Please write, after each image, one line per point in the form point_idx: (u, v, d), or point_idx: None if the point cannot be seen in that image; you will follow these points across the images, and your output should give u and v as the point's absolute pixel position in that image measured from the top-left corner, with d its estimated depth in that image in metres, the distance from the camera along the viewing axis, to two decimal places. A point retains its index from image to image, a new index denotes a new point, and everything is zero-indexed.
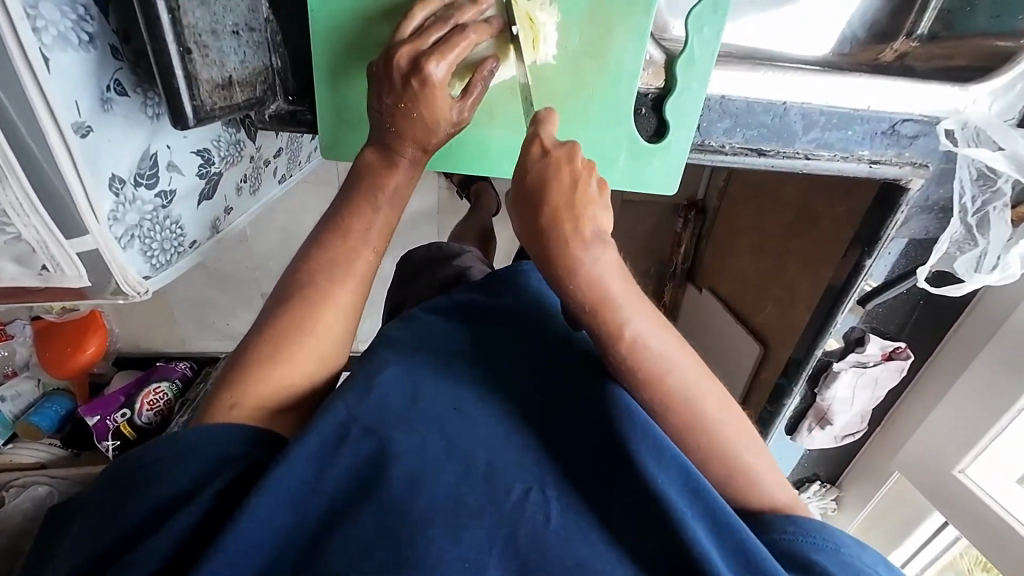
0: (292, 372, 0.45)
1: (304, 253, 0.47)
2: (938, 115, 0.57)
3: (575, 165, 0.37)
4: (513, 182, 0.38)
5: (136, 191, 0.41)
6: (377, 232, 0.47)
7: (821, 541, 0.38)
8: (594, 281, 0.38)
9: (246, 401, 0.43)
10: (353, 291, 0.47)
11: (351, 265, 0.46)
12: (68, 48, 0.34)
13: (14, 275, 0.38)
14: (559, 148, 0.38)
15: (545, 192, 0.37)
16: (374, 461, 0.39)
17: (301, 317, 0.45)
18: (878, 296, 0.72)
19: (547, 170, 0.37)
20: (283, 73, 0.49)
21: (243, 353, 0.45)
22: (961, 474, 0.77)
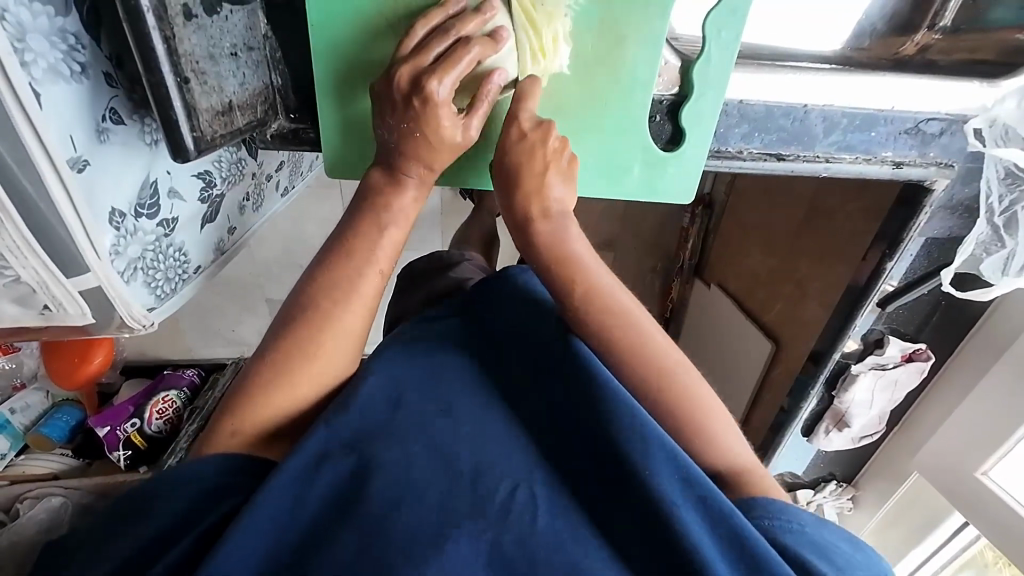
0: (295, 396, 0.44)
1: (308, 275, 0.45)
2: (965, 113, 0.55)
3: (548, 148, 0.45)
4: (495, 173, 0.46)
5: (137, 222, 0.40)
6: (384, 253, 0.45)
7: (787, 522, 0.40)
8: (559, 259, 0.45)
9: (247, 428, 0.43)
10: (359, 313, 0.45)
11: (354, 287, 0.45)
12: (60, 80, 0.32)
13: (16, 315, 0.37)
14: (536, 130, 0.45)
15: (521, 173, 0.45)
16: (376, 485, 0.38)
17: (304, 341, 0.44)
18: (899, 297, 0.71)
19: (524, 153, 0.44)
20: (284, 90, 0.47)
21: (245, 379, 0.44)
22: (984, 476, 0.76)
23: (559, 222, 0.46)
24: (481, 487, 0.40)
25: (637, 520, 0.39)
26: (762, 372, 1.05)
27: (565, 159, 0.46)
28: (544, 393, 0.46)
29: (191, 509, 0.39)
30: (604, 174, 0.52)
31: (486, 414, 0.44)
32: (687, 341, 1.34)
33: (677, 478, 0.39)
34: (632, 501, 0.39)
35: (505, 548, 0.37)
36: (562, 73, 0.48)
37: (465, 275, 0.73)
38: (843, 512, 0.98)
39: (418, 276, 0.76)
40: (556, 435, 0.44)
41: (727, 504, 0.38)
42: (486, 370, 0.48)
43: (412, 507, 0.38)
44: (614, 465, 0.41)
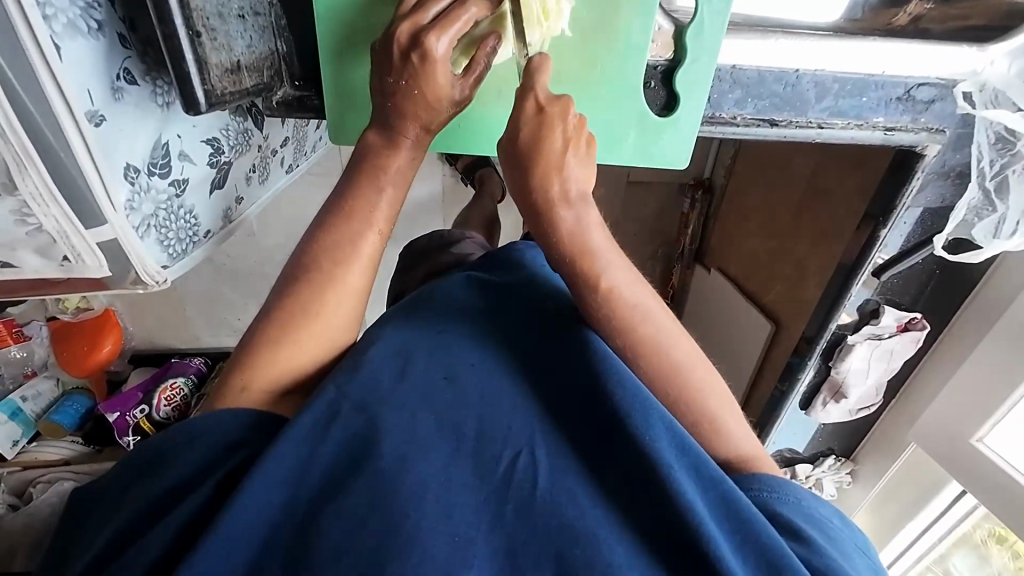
0: (299, 354, 0.46)
1: (310, 236, 0.47)
2: (955, 78, 0.56)
3: (567, 123, 0.40)
4: (506, 150, 0.41)
5: (150, 180, 0.41)
6: (381, 213, 0.47)
7: (783, 495, 0.42)
8: (582, 252, 0.40)
9: (254, 384, 0.44)
10: (360, 274, 0.47)
11: (356, 247, 0.46)
12: (77, 35, 0.34)
13: (37, 267, 0.38)
14: (554, 104, 0.41)
15: (538, 150, 0.40)
16: (385, 445, 0.39)
17: (307, 300, 0.46)
18: (893, 267, 0.72)
19: (540, 128, 0.40)
20: (288, 58, 0.48)
21: (251, 336, 0.46)
22: (981, 443, 0.77)
23: (580, 207, 0.41)
24: (486, 452, 0.41)
25: (635, 486, 0.40)
26: (761, 352, 1.06)
27: (585, 138, 0.41)
28: (543, 363, 0.47)
29: (204, 459, 0.40)
30: (602, 138, 0.54)
31: (490, 384, 0.45)
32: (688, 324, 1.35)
33: (673, 445, 0.40)
34: (629, 466, 0.40)
35: (507, 512, 0.39)
36: (564, 34, 0.49)
37: (466, 250, 0.75)
38: (843, 487, 0.99)
39: (419, 253, 0.78)
40: (558, 404, 0.44)
41: (718, 472, 0.40)
42: (490, 342, 0.48)
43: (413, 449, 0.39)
44: (613, 432, 0.42)
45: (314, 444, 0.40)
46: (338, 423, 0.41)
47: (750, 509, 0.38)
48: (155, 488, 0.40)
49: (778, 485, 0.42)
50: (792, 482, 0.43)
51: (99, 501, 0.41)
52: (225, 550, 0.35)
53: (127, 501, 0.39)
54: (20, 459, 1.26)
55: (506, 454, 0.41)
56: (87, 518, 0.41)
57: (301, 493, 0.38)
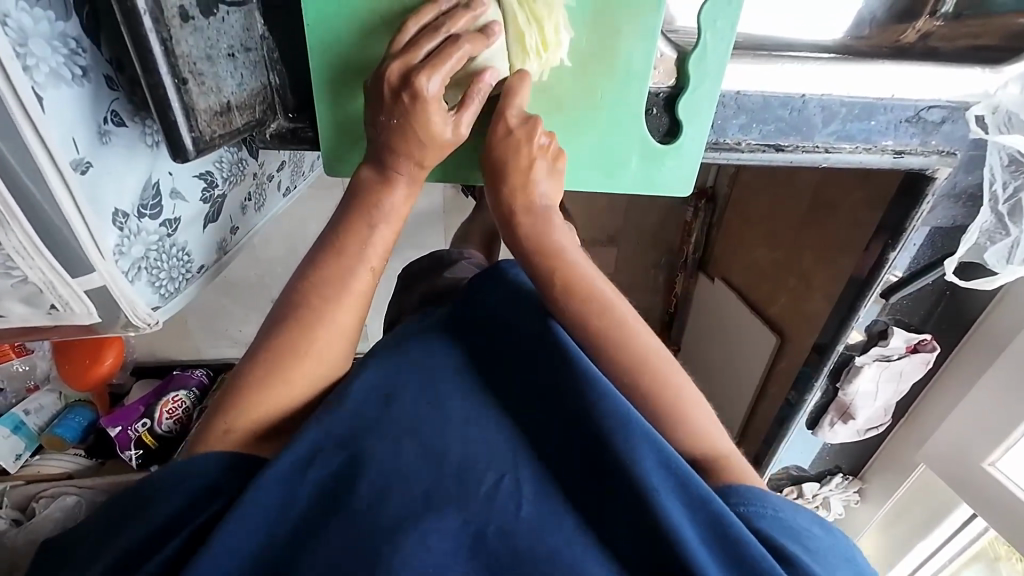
0: (287, 393, 0.45)
1: (301, 272, 0.46)
2: (967, 100, 0.54)
3: (532, 146, 0.46)
4: (483, 167, 0.47)
5: (140, 222, 0.41)
6: (374, 250, 0.46)
7: (758, 505, 0.40)
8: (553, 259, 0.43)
9: (238, 425, 0.43)
10: (352, 311, 0.46)
11: (348, 283, 0.45)
12: (61, 83, 0.33)
13: (24, 315, 0.37)
14: (522, 126, 0.45)
15: (505, 168, 0.46)
16: (365, 480, 0.40)
17: (296, 339, 0.45)
18: (902, 288, 0.70)
19: (508, 148, 0.45)
20: (281, 90, 0.47)
21: (238, 375, 0.44)
22: (993, 467, 0.75)
23: (541, 216, 0.47)
24: (467, 481, 0.41)
25: (623, 514, 0.39)
26: (766, 366, 1.05)
27: (551, 155, 0.47)
28: (530, 390, 0.47)
29: (190, 503, 0.39)
30: (603, 167, 0.52)
31: (475, 412, 0.45)
32: (692, 335, 1.33)
33: (658, 464, 0.39)
34: (616, 493, 0.40)
35: (489, 545, 0.38)
36: (564, 64, 0.48)
37: (463, 272, 0.74)
38: (850, 505, 0.97)
39: (416, 274, 0.77)
40: (545, 432, 0.44)
41: (704, 490, 0.39)
42: (481, 372, 0.48)
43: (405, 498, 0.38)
44: (599, 458, 0.41)
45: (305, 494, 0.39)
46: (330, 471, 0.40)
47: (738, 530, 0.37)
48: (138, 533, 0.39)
49: (756, 497, 0.41)
50: (770, 494, 0.42)
51: (79, 544, 0.40)
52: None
53: (113, 552, 0.38)
54: (23, 473, 1.26)
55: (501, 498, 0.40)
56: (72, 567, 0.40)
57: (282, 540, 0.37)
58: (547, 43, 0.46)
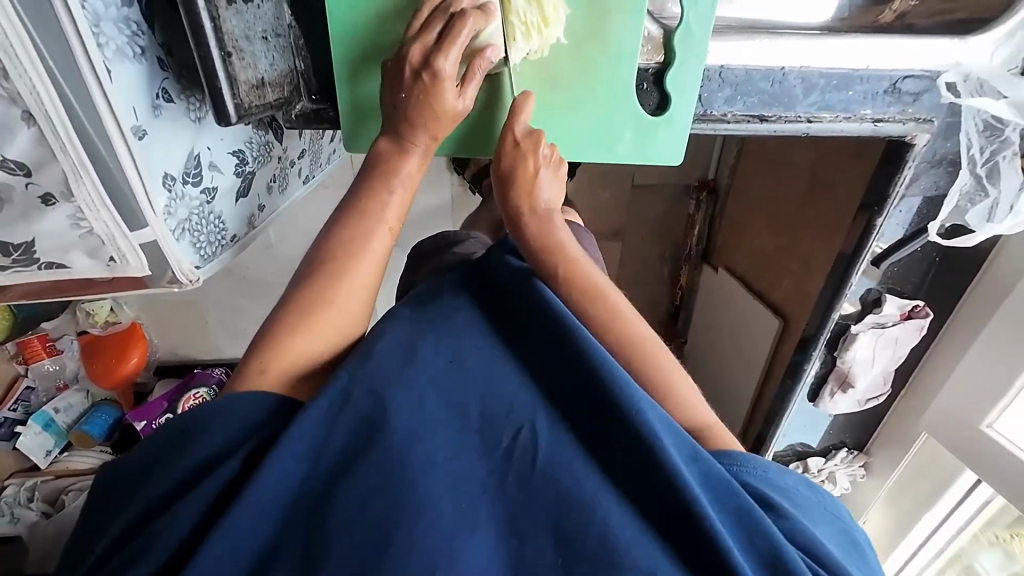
0: (321, 338, 0.48)
1: (327, 235, 0.50)
2: (937, 70, 0.58)
3: (537, 153, 0.53)
4: (495, 177, 0.55)
5: (185, 188, 0.46)
6: (394, 210, 0.51)
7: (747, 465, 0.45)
8: (545, 245, 0.53)
9: (272, 368, 0.45)
10: (375, 265, 0.51)
11: (369, 242, 0.50)
12: (125, 59, 0.38)
13: (86, 268, 0.42)
14: (528, 138, 0.53)
15: (515, 175, 0.53)
16: (395, 424, 0.41)
17: (329, 286, 0.49)
18: (892, 255, 0.73)
19: (517, 158, 0.53)
20: (305, 74, 0.53)
21: (269, 327, 0.47)
22: (989, 429, 0.77)
23: (545, 215, 0.54)
24: (490, 431, 0.43)
25: (625, 455, 0.41)
26: (770, 349, 1.07)
27: (555, 160, 0.55)
28: (534, 344, 0.48)
29: (227, 437, 0.41)
30: (595, 140, 0.57)
31: (483, 371, 0.47)
32: (697, 323, 1.37)
33: (660, 420, 0.42)
34: (622, 439, 0.42)
35: (507, 489, 0.41)
36: (559, 42, 0.52)
37: (470, 250, 0.78)
38: (856, 480, 0.99)
39: (425, 255, 0.81)
40: (543, 375, 0.46)
41: (698, 447, 0.42)
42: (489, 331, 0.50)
43: (425, 434, 0.41)
44: (600, 407, 0.43)
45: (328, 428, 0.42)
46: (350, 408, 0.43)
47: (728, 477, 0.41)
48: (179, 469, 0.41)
49: (740, 457, 0.45)
50: (755, 457, 0.46)
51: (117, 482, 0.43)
52: (254, 512, 0.37)
53: (148, 488, 0.41)
54: (52, 468, 1.31)
55: (510, 438, 0.43)
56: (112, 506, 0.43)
57: (315, 468, 0.40)
58: (547, 20, 0.51)
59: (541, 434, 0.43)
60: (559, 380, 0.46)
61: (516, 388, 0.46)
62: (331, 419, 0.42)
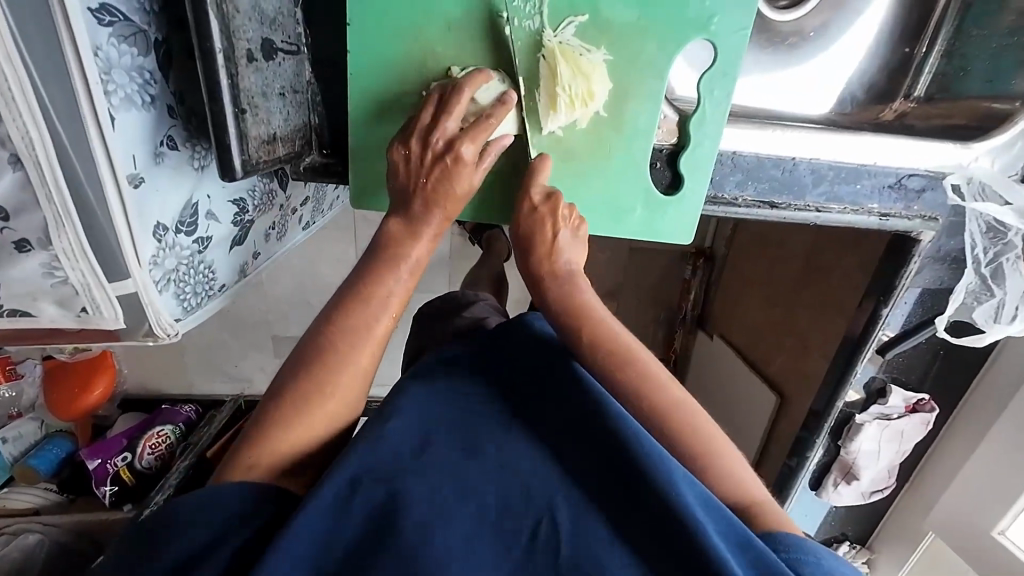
0: (310, 434, 0.44)
1: (325, 316, 0.46)
2: (942, 171, 0.59)
3: (557, 216, 0.50)
4: (511, 237, 0.51)
5: (176, 237, 0.43)
6: (397, 297, 0.47)
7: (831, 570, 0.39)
8: (576, 309, 0.49)
9: (263, 459, 0.42)
10: (371, 355, 0.46)
11: (371, 330, 0.46)
12: (131, 107, 0.37)
13: (54, 317, 0.39)
14: (546, 202, 0.50)
15: (531, 242, 0.50)
16: (406, 520, 0.37)
17: (318, 380, 0.44)
18: (897, 345, 0.71)
19: (534, 224, 0.50)
20: (319, 129, 0.52)
21: (260, 416, 0.44)
22: (1002, 536, 0.73)
23: (568, 279, 0.50)
24: (505, 524, 0.38)
25: (667, 545, 0.37)
26: (767, 427, 1.00)
27: (576, 220, 0.51)
28: (560, 415, 0.45)
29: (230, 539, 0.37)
30: (610, 212, 0.56)
31: (510, 440, 0.43)
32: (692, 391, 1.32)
33: (698, 502, 0.39)
34: (658, 526, 0.38)
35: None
36: (599, 114, 0.52)
37: (481, 313, 0.74)
38: None
39: (431, 315, 0.77)
40: (572, 457, 0.43)
41: (745, 532, 0.38)
42: (510, 401, 0.47)
43: (440, 526, 0.37)
44: (638, 488, 0.40)
45: (333, 528, 0.37)
46: (356, 504, 0.38)
47: (785, 573, 0.36)
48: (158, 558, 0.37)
49: (792, 543, 0.40)
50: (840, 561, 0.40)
51: None
52: None
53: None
54: None
55: (533, 530, 0.38)
56: None
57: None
58: (590, 94, 0.50)
59: (565, 529, 0.38)
60: (590, 462, 0.42)
61: (545, 462, 0.42)
62: (347, 526, 0.37)
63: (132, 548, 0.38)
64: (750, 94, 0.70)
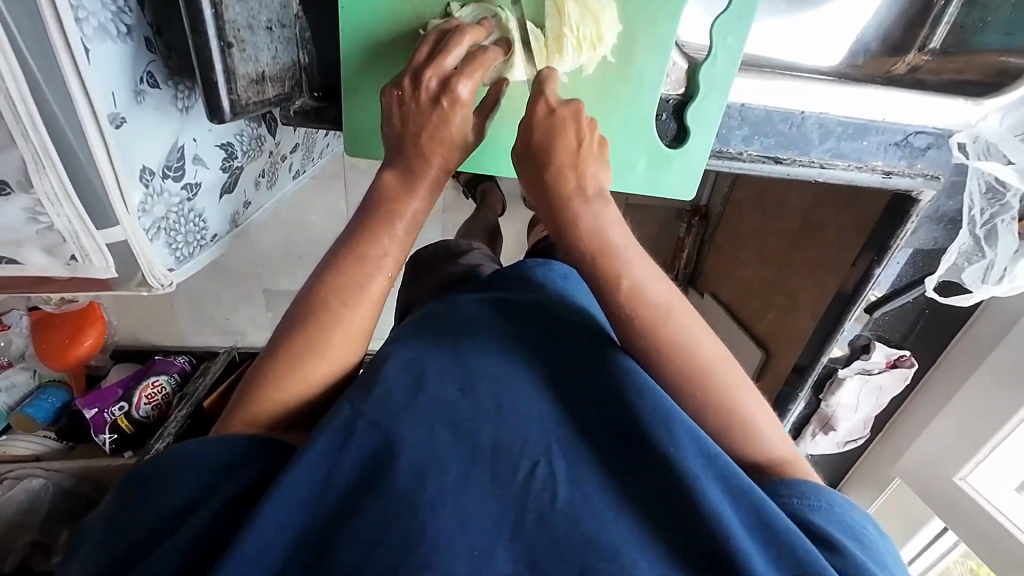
0: (305, 391, 0.44)
1: (319, 275, 0.45)
2: (949, 129, 0.59)
3: (578, 126, 0.43)
4: (522, 149, 0.44)
5: (164, 182, 0.41)
6: (392, 257, 0.46)
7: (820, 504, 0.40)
8: (604, 253, 0.43)
9: (259, 416, 0.43)
10: (366, 316, 0.46)
11: (365, 289, 0.45)
12: (106, 38, 0.34)
13: (42, 264, 0.38)
14: (564, 107, 0.43)
15: (551, 151, 0.43)
16: (403, 462, 0.37)
17: (312, 338, 0.44)
18: (884, 304, 0.73)
19: (555, 130, 0.43)
20: (309, 69, 0.49)
21: (256, 372, 0.44)
22: (962, 481, 0.79)
23: (598, 204, 0.43)
24: (502, 464, 0.39)
25: (655, 486, 0.39)
26: (751, 380, 1.03)
27: (596, 139, 0.44)
28: (565, 364, 0.46)
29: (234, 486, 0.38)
30: (612, 165, 0.54)
31: (511, 389, 0.43)
32: None
33: (697, 449, 0.40)
34: (656, 475, 0.39)
35: (527, 521, 0.36)
36: (607, 59, 0.50)
37: (475, 263, 0.72)
38: None
39: (427, 266, 0.76)
40: (572, 401, 0.44)
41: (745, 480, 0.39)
42: (515, 352, 0.47)
43: (434, 470, 0.37)
44: (631, 430, 0.41)
45: (336, 472, 0.38)
46: (353, 451, 0.39)
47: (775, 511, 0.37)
48: (170, 492, 0.39)
49: (808, 491, 0.41)
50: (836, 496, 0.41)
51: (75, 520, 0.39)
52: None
53: (126, 529, 0.38)
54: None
55: (527, 470, 0.38)
56: (86, 546, 0.39)
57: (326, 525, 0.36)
58: (599, 38, 0.48)
59: (559, 473, 0.39)
60: (589, 405, 0.43)
61: (548, 405, 0.43)
62: (348, 470, 0.38)
63: (138, 493, 0.39)
64: (760, 38, 0.67)
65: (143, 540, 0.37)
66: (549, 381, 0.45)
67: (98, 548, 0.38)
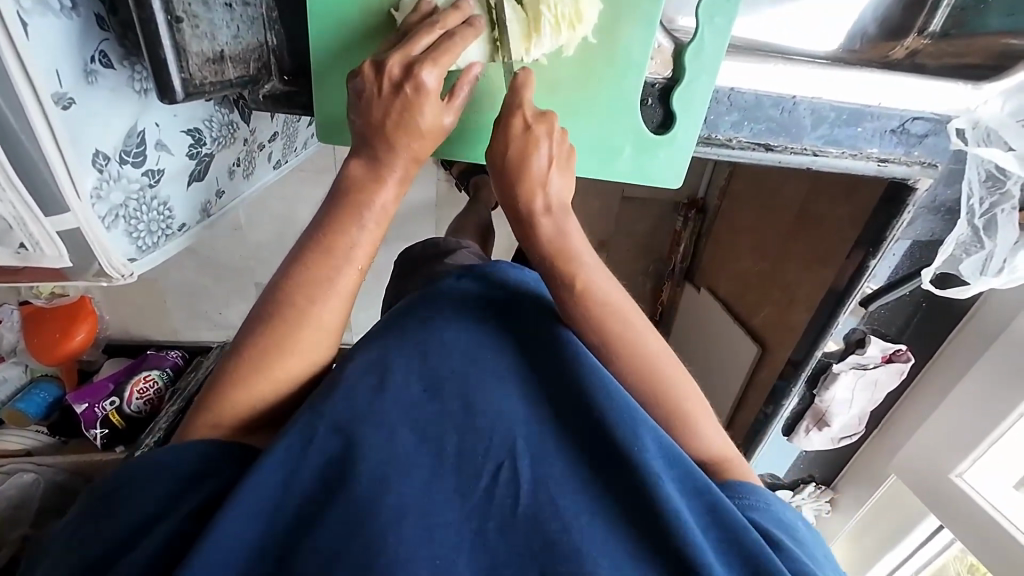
0: (273, 391, 0.43)
1: (285, 270, 0.43)
2: (949, 114, 0.56)
3: (552, 141, 0.41)
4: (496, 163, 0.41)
5: (122, 168, 0.40)
6: (361, 249, 0.44)
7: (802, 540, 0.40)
8: (560, 254, 0.41)
9: (225, 419, 0.42)
10: (336, 312, 0.44)
11: (334, 285, 0.43)
12: (48, 12, 0.32)
13: None
14: (538, 120, 0.41)
15: (523, 167, 0.41)
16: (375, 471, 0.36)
17: (279, 337, 0.42)
18: (880, 297, 0.71)
19: (525, 147, 0.41)
20: (278, 51, 0.47)
21: (221, 372, 0.42)
22: (959, 478, 0.77)
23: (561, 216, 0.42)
24: (467, 473, 0.37)
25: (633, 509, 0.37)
26: (746, 375, 1.01)
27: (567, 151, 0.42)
28: (537, 374, 0.43)
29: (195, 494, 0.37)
30: (595, 151, 0.52)
31: (482, 399, 0.40)
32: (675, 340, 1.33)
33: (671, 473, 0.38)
34: (631, 490, 0.37)
35: (491, 532, 0.35)
36: (588, 40, 0.48)
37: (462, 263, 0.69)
38: (821, 515, 0.99)
39: (414, 263, 0.74)
40: (545, 413, 0.41)
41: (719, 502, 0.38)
42: (485, 353, 0.44)
43: (396, 477, 0.36)
44: (609, 452, 0.39)
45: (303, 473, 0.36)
46: (318, 454, 0.37)
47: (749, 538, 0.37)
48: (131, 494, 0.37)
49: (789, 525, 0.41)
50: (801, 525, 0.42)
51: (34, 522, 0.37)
52: None
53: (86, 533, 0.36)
54: None
55: (491, 479, 0.37)
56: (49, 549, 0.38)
57: (288, 531, 0.35)
58: (578, 18, 0.45)
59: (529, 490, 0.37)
60: (563, 420, 0.41)
61: (518, 415, 0.40)
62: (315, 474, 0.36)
63: (100, 495, 0.38)
64: (752, 25, 0.64)
65: (101, 543, 0.35)
66: (520, 390, 0.42)
67: (59, 550, 0.36)
